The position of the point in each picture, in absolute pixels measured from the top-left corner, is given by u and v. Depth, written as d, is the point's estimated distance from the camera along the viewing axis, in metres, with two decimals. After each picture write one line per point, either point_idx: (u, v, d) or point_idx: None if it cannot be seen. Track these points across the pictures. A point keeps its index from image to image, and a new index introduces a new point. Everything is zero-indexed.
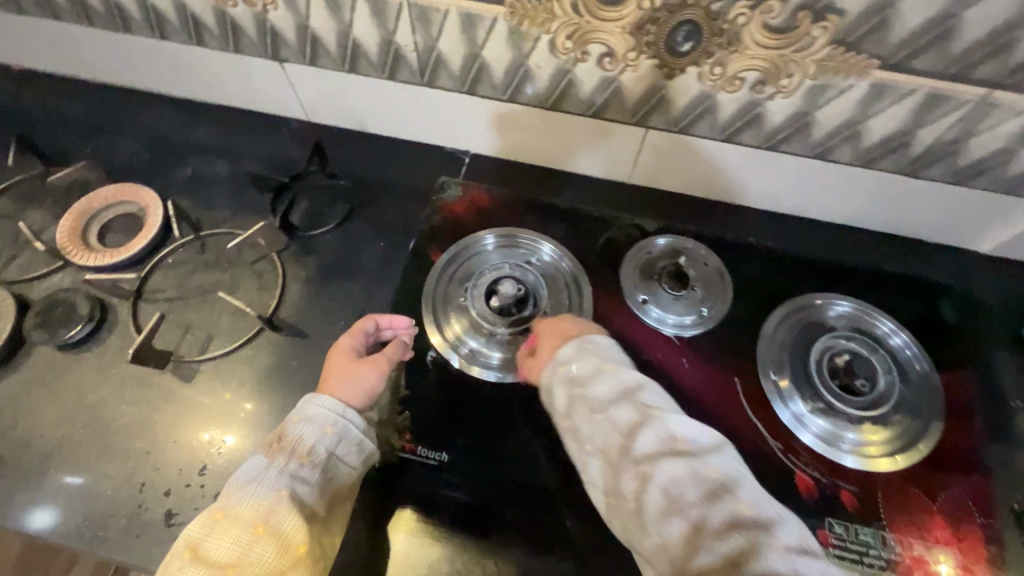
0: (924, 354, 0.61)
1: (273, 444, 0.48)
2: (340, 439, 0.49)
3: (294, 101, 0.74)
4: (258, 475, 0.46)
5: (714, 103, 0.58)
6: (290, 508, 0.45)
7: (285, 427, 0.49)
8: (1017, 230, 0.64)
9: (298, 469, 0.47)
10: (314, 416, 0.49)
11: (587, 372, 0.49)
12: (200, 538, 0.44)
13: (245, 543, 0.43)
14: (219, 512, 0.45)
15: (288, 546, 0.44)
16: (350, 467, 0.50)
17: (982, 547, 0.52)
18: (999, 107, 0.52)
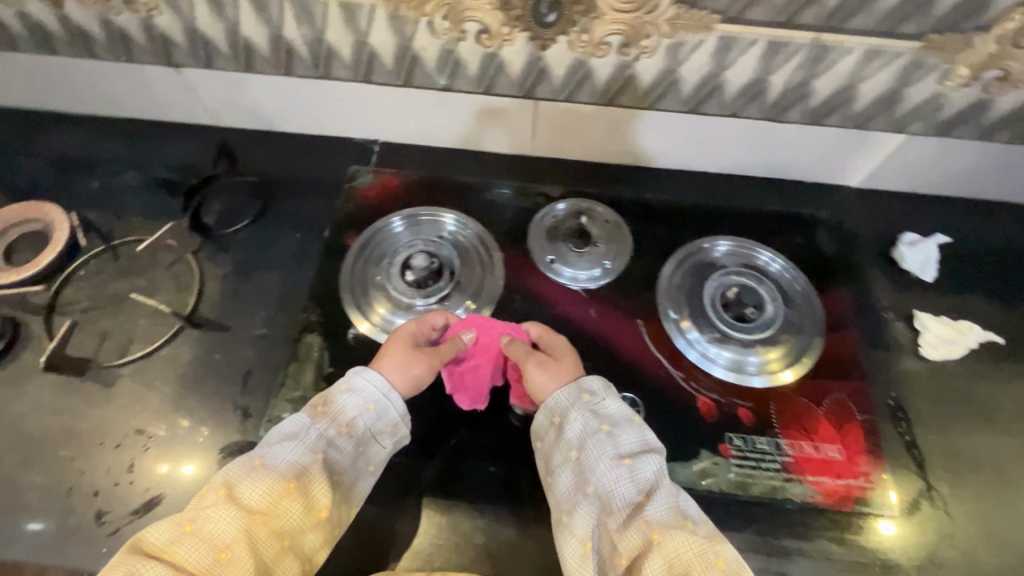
0: (805, 279, 0.68)
1: (319, 407, 0.51)
2: (379, 416, 0.52)
3: (196, 104, 0.75)
4: (301, 433, 0.49)
5: (589, 69, 0.63)
6: (322, 470, 0.48)
7: (332, 393, 0.52)
8: (876, 160, 0.72)
9: (336, 435, 0.50)
10: (362, 388, 0.52)
11: (566, 403, 0.52)
12: (237, 481, 0.46)
13: (277, 495, 0.45)
14: (258, 460, 0.47)
15: (313, 507, 0.47)
16: (383, 444, 0.52)
17: (863, 440, 0.59)
18: (832, 49, 0.58)
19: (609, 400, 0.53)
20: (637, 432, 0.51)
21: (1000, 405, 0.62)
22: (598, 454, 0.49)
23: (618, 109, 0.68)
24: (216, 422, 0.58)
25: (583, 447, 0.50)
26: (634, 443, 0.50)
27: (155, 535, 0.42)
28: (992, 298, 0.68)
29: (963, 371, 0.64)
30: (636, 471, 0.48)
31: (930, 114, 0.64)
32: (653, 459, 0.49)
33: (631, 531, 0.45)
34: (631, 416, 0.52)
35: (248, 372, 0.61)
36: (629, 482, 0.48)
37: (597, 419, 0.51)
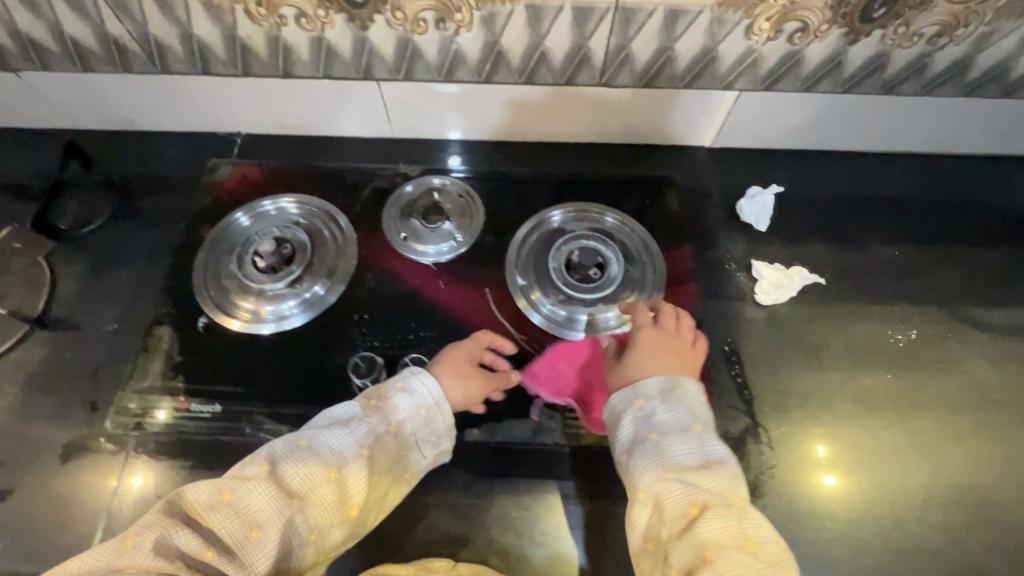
0: (650, 238, 0.70)
1: (372, 401, 0.51)
2: (428, 423, 0.52)
3: (45, 109, 0.74)
4: (353, 424, 0.49)
5: (415, 46, 0.64)
6: (361, 470, 0.47)
7: (388, 388, 0.53)
8: (717, 118, 0.74)
9: (383, 434, 0.50)
10: (417, 390, 0.53)
11: (626, 408, 0.51)
12: (282, 457, 0.46)
13: (317, 482, 0.45)
14: (305, 442, 0.47)
15: (347, 503, 0.46)
16: (425, 453, 0.53)
17: (694, 385, 0.61)
18: (636, 11, 0.60)
19: (668, 408, 0.49)
20: (692, 440, 0.47)
21: (825, 343, 0.65)
22: (661, 463, 0.46)
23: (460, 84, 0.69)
24: (64, 418, 0.59)
25: (673, 453, 0.47)
26: (694, 455, 0.47)
27: (196, 495, 0.43)
28: (827, 243, 0.72)
29: (795, 313, 0.67)
30: (687, 485, 0.45)
31: (750, 69, 0.66)
32: (712, 474, 0.45)
33: (685, 551, 0.42)
34: (693, 425, 0.48)
35: (97, 368, 0.62)
36: (687, 499, 0.44)
37: (649, 427, 0.49)
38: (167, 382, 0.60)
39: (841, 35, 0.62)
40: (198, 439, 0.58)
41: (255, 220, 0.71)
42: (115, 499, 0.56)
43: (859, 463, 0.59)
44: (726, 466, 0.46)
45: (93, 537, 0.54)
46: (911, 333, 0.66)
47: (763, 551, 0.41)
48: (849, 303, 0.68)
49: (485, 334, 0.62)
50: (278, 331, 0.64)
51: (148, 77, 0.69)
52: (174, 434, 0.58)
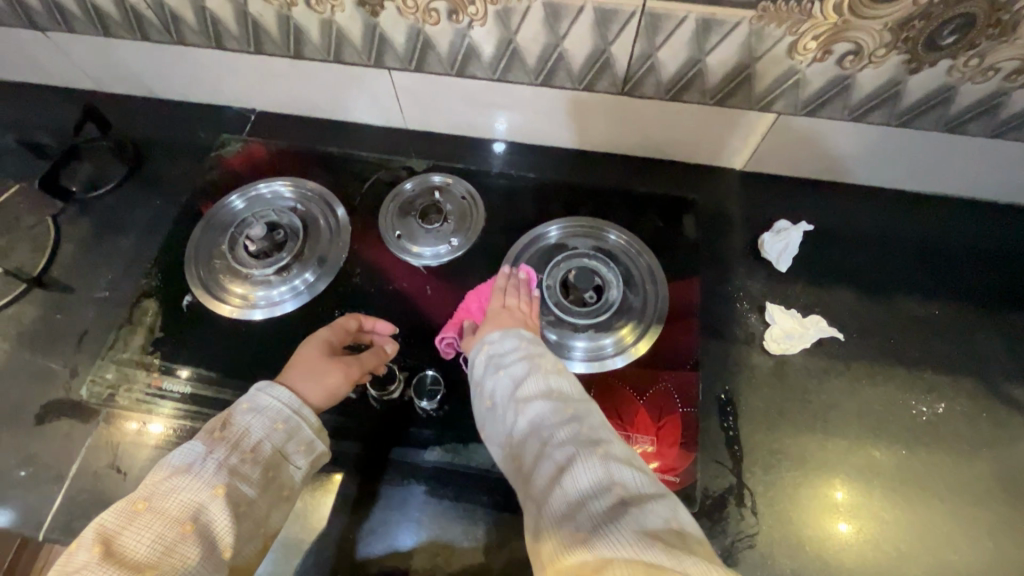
0: (657, 263, 0.65)
1: (216, 433, 0.46)
2: (290, 436, 0.49)
3: (73, 70, 0.75)
4: (194, 466, 0.44)
5: (426, 37, 0.61)
6: (224, 505, 0.43)
7: (232, 415, 0.48)
8: (751, 141, 0.67)
9: (240, 463, 0.45)
10: (265, 409, 0.49)
11: (476, 349, 0.54)
12: (114, 532, 0.40)
13: (172, 542, 0.40)
14: (141, 504, 0.41)
15: (217, 549, 0.41)
16: (297, 465, 0.49)
17: (678, 432, 0.56)
18: (665, 18, 0.54)
19: (503, 338, 0.53)
20: (521, 351, 0.52)
21: (836, 404, 0.59)
22: (502, 377, 0.50)
23: (473, 79, 0.65)
24: (46, 379, 0.60)
25: (506, 368, 0.51)
26: (522, 365, 0.50)
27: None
28: (856, 292, 0.65)
29: (806, 367, 0.61)
30: (519, 386, 0.49)
31: (791, 91, 0.59)
32: (537, 370, 0.50)
33: (521, 436, 0.46)
34: (519, 338, 0.53)
35: (84, 334, 0.63)
36: (524, 398, 0.48)
37: (491, 358, 0.52)
38: (145, 357, 0.61)
39: (901, 62, 0.54)
40: (165, 419, 0.58)
41: (253, 202, 0.70)
42: (79, 466, 0.56)
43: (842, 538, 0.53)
44: (557, 367, 0.51)
45: (53, 502, 0.55)
46: (939, 406, 0.59)
47: (576, 417, 0.46)
48: (871, 363, 0.61)
49: (342, 320, 0.59)
50: (258, 318, 0.63)
51: (166, 47, 0.69)
52: (143, 409, 0.58)
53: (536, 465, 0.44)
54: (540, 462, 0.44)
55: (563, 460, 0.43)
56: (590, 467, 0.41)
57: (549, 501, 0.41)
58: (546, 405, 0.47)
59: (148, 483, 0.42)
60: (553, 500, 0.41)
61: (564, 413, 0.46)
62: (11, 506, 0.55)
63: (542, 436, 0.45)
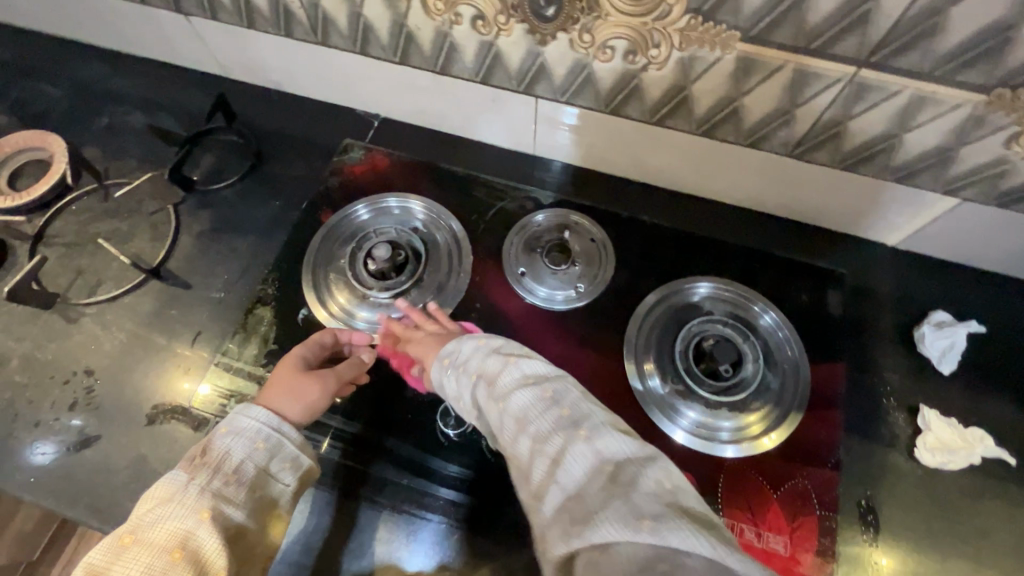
0: (801, 347, 0.60)
1: (196, 459, 0.44)
2: (274, 453, 0.47)
3: (208, 56, 0.74)
4: (176, 493, 0.42)
5: (591, 72, 0.56)
6: (210, 529, 0.41)
7: (211, 440, 0.46)
8: (919, 222, 0.62)
9: (224, 487, 0.43)
10: (245, 429, 0.47)
11: (443, 362, 0.50)
12: (105, 568, 0.39)
13: (159, 571, 0.39)
14: (128, 538, 0.40)
15: (209, 573, 0.40)
16: (286, 481, 0.47)
17: (815, 538, 0.52)
18: (875, 89, 0.48)
19: (459, 344, 0.50)
20: (481, 350, 0.48)
21: (990, 532, 0.53)
22: (479, 380, 0.46)
23: (627, 118, 0.61)
24: (158, 379, 0.59)
25: (472, 369, 0.47)
26: (481, 361, 0.47)
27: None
28: (1021, 406, 0.58)
29: (959, 485, 0.55)
30: (495, 383, 0.45)
31: (991, 180, 0.53)
32: (505, 361, 0.46)
33: (510, 436, 0.42)
34: (480, 338, 0.50)
35: (197, 334, 0.62)
36: (500, 395, 0.44)
37: (456, 363, 0.49)
38: (258, 368, 0.59)
39: None
40: None
41: (378, 215, 0.68)
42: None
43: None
44: (526, 352, 0.47)
45: None
46: None
47: (554, 399, 0.42)
48: None
49: (317, 334, 0.57)
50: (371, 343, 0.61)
51: (309, 46, 0.66)
52: None
53: (530, 464, 0.40)
54: (532, 458, 0.40)
55: (556, 455, 0.39)
56: (580, 453, 0.38)
57: (549, 502, 0.37)
58: (523, 396, 0.43)
59: (133, 516, 0.41)
60: (552, 501, 0.37)
61: (542, 398, 0.42)
62: (116, 508, 0.54)
63: (528, 430, 0.41)
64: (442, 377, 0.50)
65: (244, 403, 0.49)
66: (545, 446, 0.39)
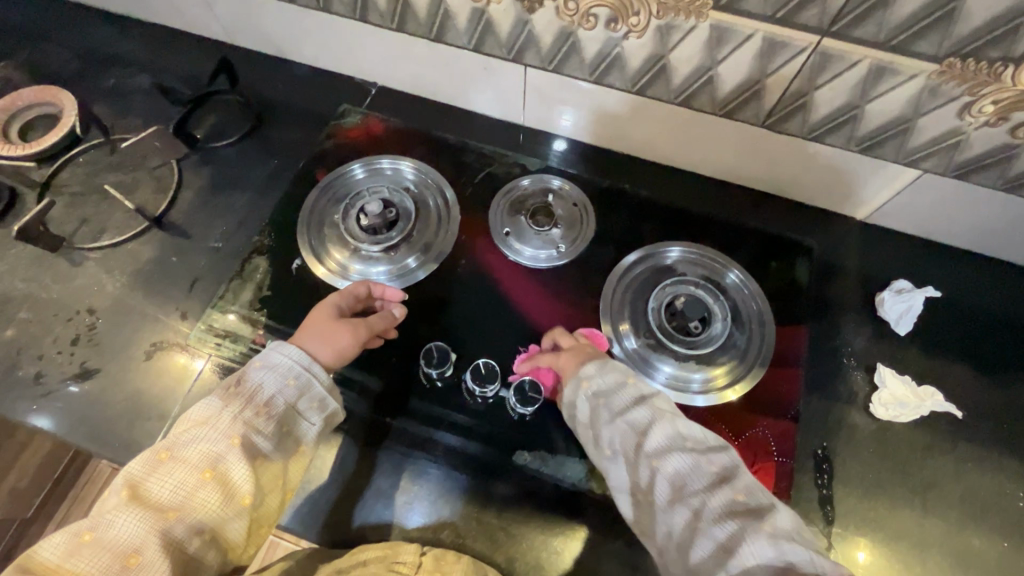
0: (767, 307, 0.63)
1: (232, 389, 0.48)
2: (303, 392, 0.50)
3: (213, 21, 0.77)
4: (211, 419, 0.46)
5: (575, 40, 0.60)
6: (239, 457, 0.45)
7: (246, 372, 0.49)
8: (884, 195, 0.65)
9: (254, 418, 0.47)
10: (278, 365, 0.50)
11: (589, 401, 0.52)
12: (141, 478, 0.43)
13: (191, 488, 0.43)
14: (164, 454, 0.45)
15: (235, 495, 0.44)
16: (312, 421, 0.50)
17: (772, 481, 0.55)
18: (837, 58, 0.52)
19: (601, 373, 0.53)
20: (632, 389, 0.52)
21: (939, 483, 0.56)
22: (630, 425, 0.49)
23: (615, 91, 0.65)
24: (157, 320, 0.63)
25: (619, 409, 0.50)
26: (631, 400, 0.51)
27: (48, 550, 0.39)
28: (972, 369, 0.61)
29: (911, 439, 0.58)
30: (647, 436, 0.48)
31: (947, 151, 0.56)
32: (659, 413, 0.50)
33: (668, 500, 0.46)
34: (630, 376, 0.53)
35: (195, 280, 0.65)
36: (656, 450, 0.48)
37: (603, 404, 0.51)
38: (252, 312, 0.62)
39: None
40: None
41: (372, 174, 0.71)
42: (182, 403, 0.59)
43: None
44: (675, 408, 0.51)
45: (155, 438, 0.57)
46: None
47: (722, 473, 0.46)
48: (982, 447, 0.58)
49: (352, 286, 0.60)
50: None
51: (311, 12, 0.70)
52: (247, 363, 0.60)
53: (692, 537, 0.43)
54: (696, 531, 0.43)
55: (727, 540, 0.42)
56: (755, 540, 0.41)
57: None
58: (684, 460, 0.47)
59: (170, 436, 0.45)
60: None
61: (705, 468, 0.46)
62: (114, 435, 0.57)
63: (691, 502, 0.45)
64: (577, 401, 0.52)
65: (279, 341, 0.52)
66: (715, 528, 0.43)
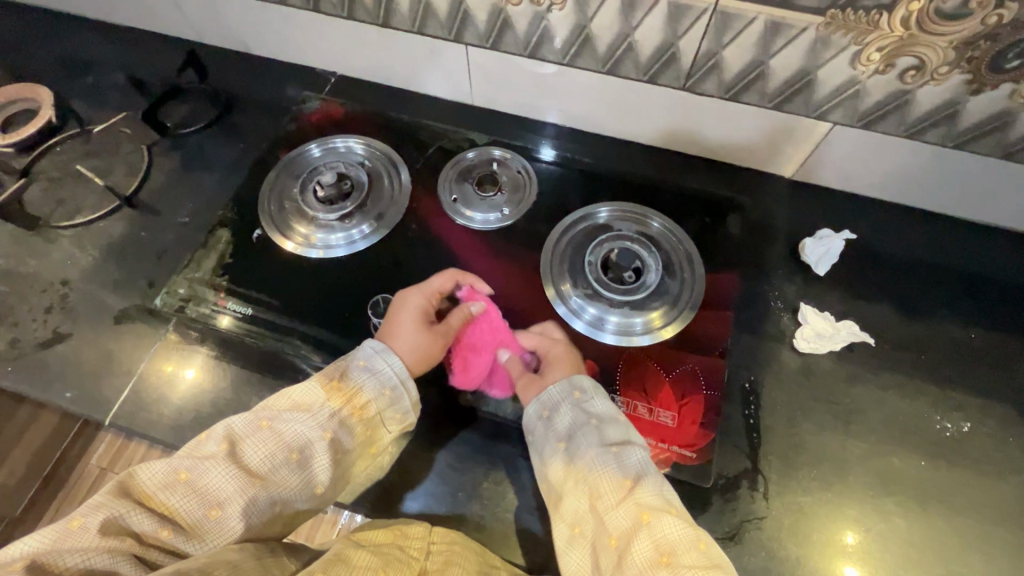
0: (696, 254, 0.67)
1: (334, 383, 0.52)
2: (392, 403, 0.54)
3: (181, 21, 0.83)
4: (314, 407, 0.50)
5: (506, 16, 0.65)
6: (325, 450, 0.49)
7: (350, 370, 0.54)
8: (803, 150, 0.70)
9: (348, 417, 0.51)
10: (380, 372, 0.54)
11: (544, 423, 0.55)
12: (241, 437, 0.48)
13: (279, 462, 0.47)
14: (265, 423, 0.49)
15: (311, 482, 0.48)
16: (391, 429, 0.55)
17: (700, 411, 0.58)
18: (736, 17, 0.57)
19: (556, 395, 0.55)
20: (581, 418, 0.53)
21: (860, 409, 0.60)
22: (579, 441, 0.52)
23: (658, 126, 0.74)
24: (127, 289, 0.67)
25: (564, 427, 0.53)
26: (575, 419, 0.53)
27: (150, 475, 0.45)
28: (891, 306, 0.65)
29: (833, 370, 0.62)
30: (594, 459, 0.51)
31: (849, 101, 0.61)
32: (597, 428, 0.52)
33: (611, 510, 0.48)
34: (576, 389, 0.55)
35: (163, 252, 0.69)
36: (600, 463, 0.50)
37: (552, 426, 0.54)
38: (214, 278, 0.66)
39: (962, 82, 0.56)
40: (229, 334, 0.64)
41: (329, 152, 0.76)
42: (181, 386, 0.62)
43: (823, 526, 0.54)
44: (614, 424, 0.53)
45: (123, 392, 0.62)
46: (964, 425, 0.59)
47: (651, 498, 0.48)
48: (900, 375, 0.61)
49: (441, 280, 0.64)
50: (319, 257, 0.69)
51: (269, 5, 0.75)
52: (209, 324, 0.64)
53: (630, 539, 0.46)
54: (637, 534, 0.46)
55: (664, 544, 0.44)
56: (688, 549, 0.44)
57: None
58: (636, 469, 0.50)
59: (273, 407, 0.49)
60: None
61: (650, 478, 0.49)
62: (88, 391, 0.61)
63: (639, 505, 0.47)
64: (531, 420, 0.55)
65: (377, 343, 0.56)
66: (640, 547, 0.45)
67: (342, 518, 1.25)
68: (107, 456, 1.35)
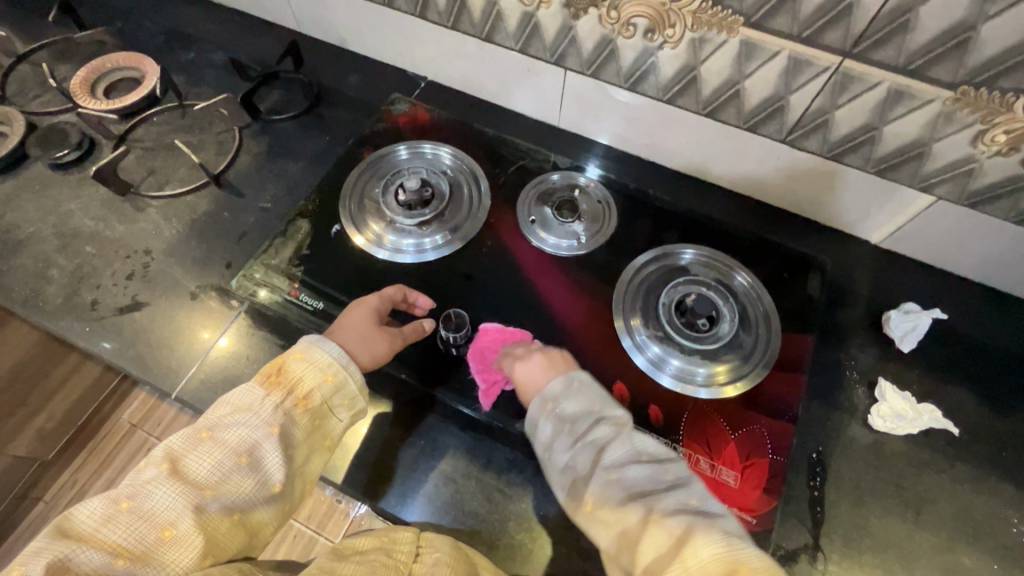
0: (774, 313, 0.66)
1: (273, 378, 0.51)
2: (338, 389, 0.53)
3: (286, 10, 0.85)
4: (254, 406, 0.49)
5: (615, 47, 0.65)
6: (275, 445, 0.48)
7: (287, 362, 0.53)
8: (897, 220, 0.67)
9: (294, 408, 0.51)
10: (318, 360, 0.53)
11: (553, 421, 0.53)
12: (181, 453, 0.47)
13: (229, 469, 0.46)
14: (205, 433, 0.48)
15: (265, 481, 0.48)
16: (341, 416, 0.54)
17: (765, 475, 0.56)
18: (858, 80, 0.55)
19: (568, 398, 0.54)
20: (589, 415, 0.53)
21: (932, 498, 0.57)
22: (564, 448, 0.52)
23: (701, 155, 0.73)
24: (205, 267, 0.68)
25: (589, 436, 0.52)
26: (599, 425, 0.52)
27: (86, 515, 0.43)
28: (974, 394, 0.63)
29: (906, 454, 0.59)
30: (607, 452, 0.51)
31: (960, 178, 0.59)
32: (622, 436, 0.52)
33: (617, 503, 0.48)
34: (547, 399, 0.54)
35: (242, 233, 0.71)
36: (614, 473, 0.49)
37: (563, 425, 0.53)
38: (290, 267, 0.67)
39: None
40: (298, 326, 0.64)
41: (414, 157, 0.77)
42: (228, 355, 0.63)
43: None
44: (611, 408, 0.54)
45: (190, 368, 0.63)
46: None
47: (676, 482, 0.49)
48: (977, 469, 0.59)
49: (390, 290, 0.63)
50: (392, 260, 0.69)
51: (376, 6, 0.76)
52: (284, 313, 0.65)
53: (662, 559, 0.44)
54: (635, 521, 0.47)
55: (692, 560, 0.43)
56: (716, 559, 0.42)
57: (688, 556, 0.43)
58: (639, 469, 0.49)
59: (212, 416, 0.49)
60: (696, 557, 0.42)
61: (661, 475, 0.49)
62: (157, 362, 0.63)
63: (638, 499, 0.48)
64: (541, 420, 0.54)
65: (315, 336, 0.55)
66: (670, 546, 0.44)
67: (355, 509, 1.26)
68: (139, 413, 1.39)
